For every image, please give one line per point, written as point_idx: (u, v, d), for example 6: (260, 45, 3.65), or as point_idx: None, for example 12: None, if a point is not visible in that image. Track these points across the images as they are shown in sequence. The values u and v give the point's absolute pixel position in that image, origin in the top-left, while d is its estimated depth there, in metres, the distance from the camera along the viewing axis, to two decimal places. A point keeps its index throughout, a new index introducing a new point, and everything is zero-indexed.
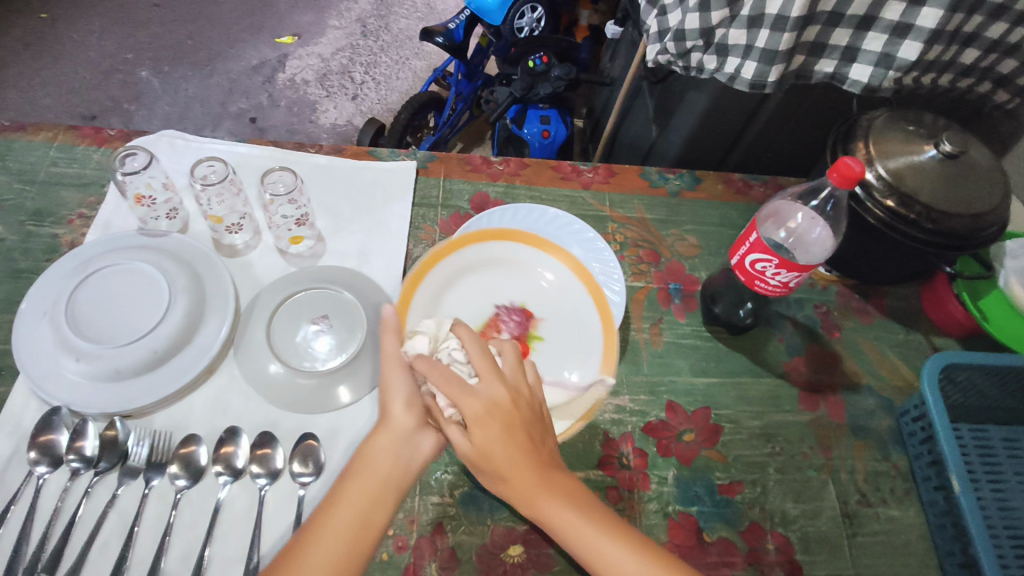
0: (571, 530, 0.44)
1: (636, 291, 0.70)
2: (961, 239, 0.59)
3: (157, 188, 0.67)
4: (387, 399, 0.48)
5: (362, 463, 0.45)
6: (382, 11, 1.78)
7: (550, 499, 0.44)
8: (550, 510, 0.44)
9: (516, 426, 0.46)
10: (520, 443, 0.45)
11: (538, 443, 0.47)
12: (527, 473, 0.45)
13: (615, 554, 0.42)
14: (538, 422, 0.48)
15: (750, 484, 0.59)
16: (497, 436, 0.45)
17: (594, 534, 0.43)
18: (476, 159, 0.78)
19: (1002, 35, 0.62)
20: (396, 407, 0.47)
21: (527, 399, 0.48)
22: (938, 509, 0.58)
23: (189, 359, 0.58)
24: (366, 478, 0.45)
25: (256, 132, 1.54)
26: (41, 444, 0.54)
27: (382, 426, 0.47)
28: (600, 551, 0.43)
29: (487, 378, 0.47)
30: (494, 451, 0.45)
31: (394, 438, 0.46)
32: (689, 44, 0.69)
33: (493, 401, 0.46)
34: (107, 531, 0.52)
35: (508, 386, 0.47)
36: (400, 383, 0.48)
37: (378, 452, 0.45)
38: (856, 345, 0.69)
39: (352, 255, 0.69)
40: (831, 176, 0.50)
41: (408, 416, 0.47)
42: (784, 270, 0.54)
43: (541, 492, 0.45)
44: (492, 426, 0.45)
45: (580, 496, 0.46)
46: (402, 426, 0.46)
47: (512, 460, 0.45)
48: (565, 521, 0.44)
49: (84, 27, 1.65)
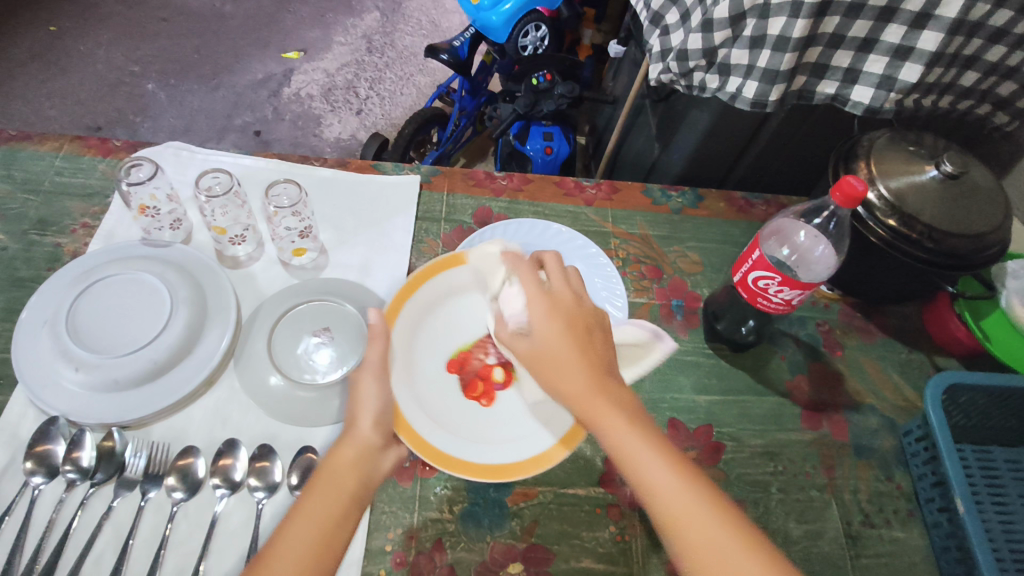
0: (615, 431, 0.46)
1: (639, 306, 0.70)
2: (962, 260, 0.59)
3: (162, 199, 0.68)
4: (357, 412, 0.50)
5: (325, 478, 0.46)
6: (387, 28, 1.80)
7: (601, 397, 0.47)
8: (599, 411, 0.46)
9: (576, 327, 0.50)
10: (580, 344, 0.49)
11: (598, 347, 0.50)
12: (579, 374, 0.48)
13: (652, 463, 0.44)
14: (602, 334, 0.51)
15: (752, 503, 0.59)
16: (557, 330, 0.49)
17: (631, 437, 0.45)
18: (480, 174, 0.79)
19: (1001, 58, 0.62)
20: (365, 422, 0.49)
21: (593, 313, 0.52)
22: (942, 531, 0.57)
23: (189, 371, 0.57)
24: (329, 488, 0.45)
25: (260, 145, 1.55)
26: (37, 454, 0.53)
27: (347, 437, 0.48)
28: (636, 451, 0.45)
29: (557, 287, 0.52)
30: (552, 344, 0.49)
31: (358, 451, 0.48)
32: (691, 64, 0.69)
33: (557, 304, 0.51)
34: (102, 543, 0.51)
35: (577, 298, 0.52)
36: (371, 396, 0.51)
37: (345, 462, 0.47)
38: (859, 364, 0.69)
39: (355, 268, 0.68)
40: (834, 195, 0.51)
41: (375, 433, 0.49)
42: (787, 288, 0.54)
43: (593, 390, 0.47)
44: (558, 326, 0.50)
45: (630, 404, 0.47)
46: (369, 442, 0.48)
47: (571, 360, 0.48)
48: (615, 427, 0.46)
49: (92, 39, 1.67)
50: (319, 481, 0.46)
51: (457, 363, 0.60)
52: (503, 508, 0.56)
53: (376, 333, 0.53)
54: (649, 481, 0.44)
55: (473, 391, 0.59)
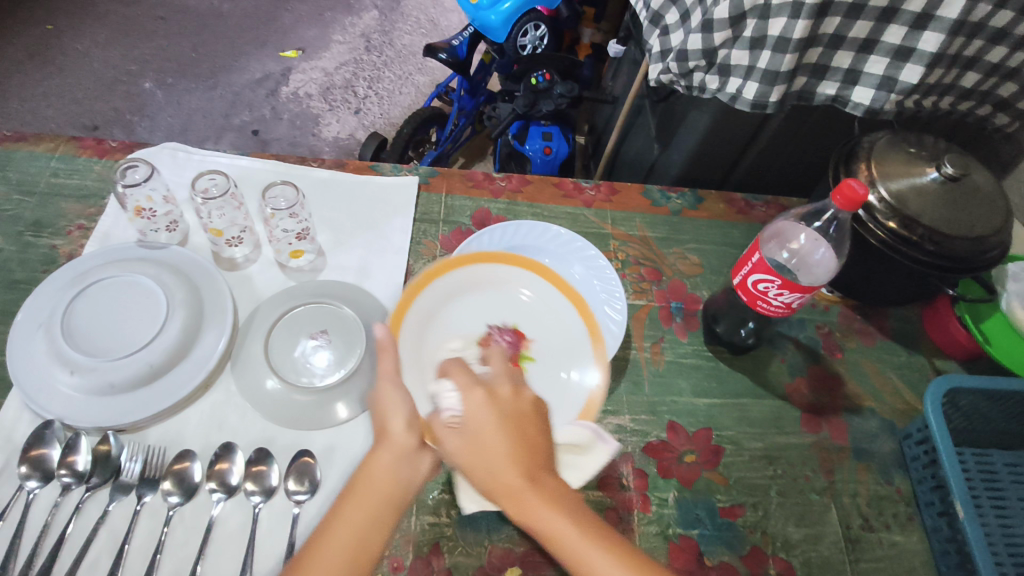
0: (560, 536, 0.42)
1: (638, 309, 0.70)
2: (963, 262, 0.59)
3: (158, 201, 0.67)
4: (388, 413, 0.48)
5: (361, 485, 0.45)
6: (386, 26, 1.79)
7: (539, 499, 0.43)
8: (540, 515, 0.43)
9: (511, 419, 0.46)
10: (513, 439, 0.45)
11: (533, 439, 0.46)
12: (516, 471, 0.44)
13: (603, 568, 0.41)
14: (538, 423, 0.47)
15: (751, 507, 0.59)
16: (491, 425, 0.45)
17: (581, 542, 0.42)
18: (478, 175, 0.78)
19: (1002, 59, 0.62)
20: (397, 423, 0.47)
21: (532, 401, 0.48)
22: (941, 535, 0.57)
23: (185, 374, 0.57)
24: (366, 495, 0.45)
25: (258, 144, 1.55)
26: (32, 458, 0.53)
27: (383, 443, 0.47)
28: (584, 555, 0.42)
29: (496, 374, 0.49)
30: (484, 444, 0.45)
31: (394, 455, 0.46)
32: (691, 64, 0.69)
33: (494, 393, 0.47)
34: (97, 548, 0.51)
35: (513, 386, 0.48)
36: (400, 401, 0.48)
37: (381, 469, 0.46)
38: (859, 366, 0.69)
39: (353, 270, 0.68)
40: (835, 198, 0.50)
41: (409, 435, 0.47)
42: (787, 291, 0.54)
43: (529, 492, 0.43)
44: (491, 416, 0.45)
45: (572, 502, 0.44)
46: (404, 445, 0.47)
47: (507, 458, 0.44)
48: (559, 531, 0.42)
49: (89, 38, 1.66)
50: (356, 486, 0.45)
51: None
52: (501, 512, 0.56)
53: (385, 347, 0.51)
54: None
55: None
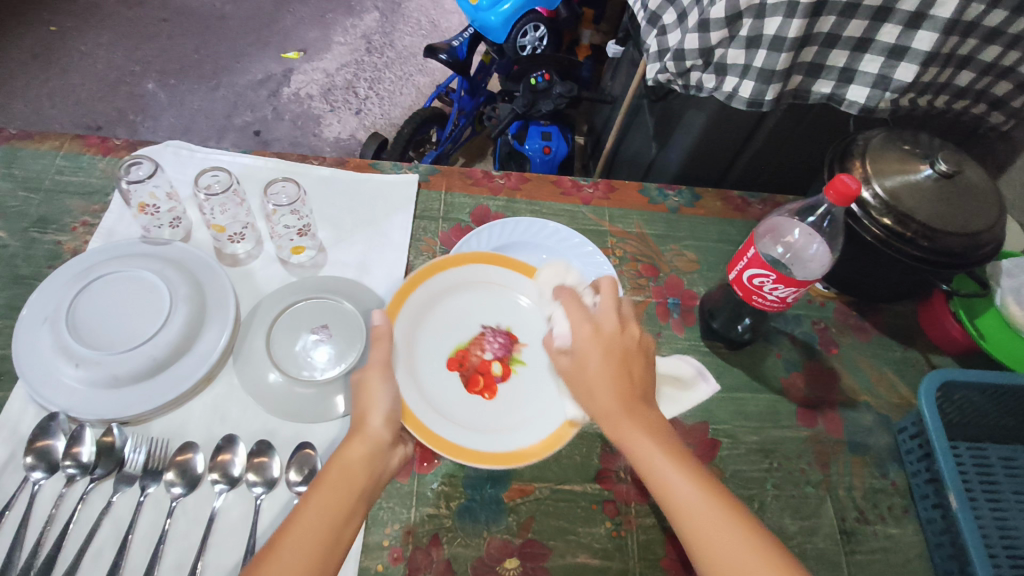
0: (648, 458, 0.45)
1: (635, 304, 0.70)
2: (957, 257, 0.59)
3: (162, 197, 0.68)
4: (367, 408, 0.50)
5: (336, 474, 0.46)
6: (387, 27, 1.81)
7: (630, 423, 0.46)
8: (631, 437, 0.46)
9: (616, 353, 0.49)
10: (619, 368, 0.48)
11: (636, 371, 0.49)
12: (611, 396, 0.48)
13: (679, 487, 0.43)
14: (642, 358, 0.50)
15: (748, 499, 0.59)
16: (596, 356, 0.49)
17: (661, 462, 0.44)
18: (478, 173, 0.79)
19: (995, 58, 0.63)
20: (376, 418, 0.49)
21: (636, 338, 0.51)
22: (936, 527, 0.58)
23: (188, 367, 0.58)
24: (339, 485, 0.45)
25: (260, 144, 1.56)
26: (38, 449, 0.54)
27: (358, 435, 0.48)
28: (666, 478, 0.44)
29: (605, 309, 0.52)
30: (589, 370, 0.49)
31: (369, 446, 0.48)
32: (689, 63, 0.70)
33: (601, 329, 0.50)
34: (102, 538, 0.51)
35: (621, 322, 0.51)
36: (383, 396, 0.50)
37: (356, 460, 0.47)
38: (855, 361, 0.69)
39: (354, 266, 0.69)
40: (828, 193, 0.51)
41: (386, 430, 0.49)
42: (782, 285, 0.55)
43: (621, 415, 0.47)
44: (597, 350, 0.49)
45: (659, 428, 0.47)
46: (379, 438, 0.48)
47: (606, 385, 0.48)
48: (643, 451, 0.45)
49: (92, 39, 1.67)
50: (330, 475, 0.46)
51: (456, 360, 0.60)
52: (499, 504, 0.56)
53: (381, 334, 0.53)
54: (678, 506, 0.43)
55: (475, 386, 0.59)
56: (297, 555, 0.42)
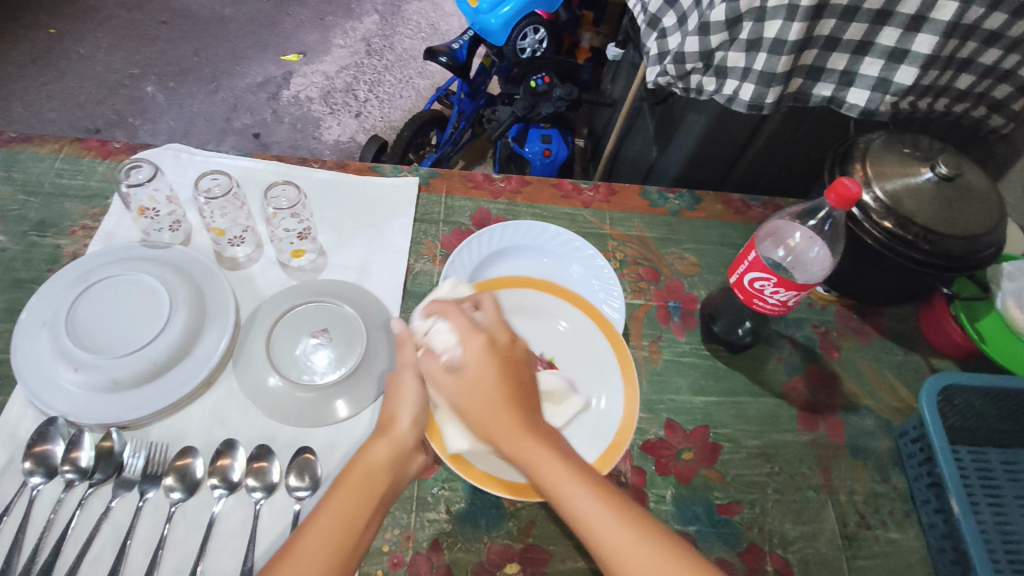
0: (550, 472, 0.44)
1: (636, 308, 0.70)
2: (958, 260, 0.59)
3: (162, 201, 0.68)
4: (397, 409, 0.50)
5: (359, 474, 0.46)
6: (387, 30, 1.81)
7: (530, 439, 0.45)
8: (531, 453, 0.44)
9: (510, 366, 0.47)
10: (510, 383, 0.46)
11: (523, 381, 0.47)
12: (506, 414, 0.45)
13: (583, 499, 0.43)
14: (528, 367, 0.49)
15: (749, 504, 0.59)
16: (489, 372, 0.46)
17: (563, 474, 0.44)
18: (478, 176, 0.79)
19: (996, 61, 0.63)
20: (404, 421, 0.49)
21: (524, 348, 0.49)
22: (937, 531, 0.58)
23: (188, 371, 0.58)
24: (362, 486, 0.46)
25: (259, 147, 1.56)
26: (37, 454, 0.54)
27: (384, 434, 0.49)
28: (570, 493, 0.43)
29: (493, 322, 0.49)
30: (483, 386, 0.45)
31: (393, 449, 0.48)
32: (689, 66, 0.70)
33: (492, 339, 0.47)
34: (100, 543, 0.51)
35: (510, 334, 0.49)
36: (413, 397, 0.50)
37: (380, 461, 0.47)
38: (856, 365, 0.69)
39: (354, 270, 0.69)
40: (829, 196, 0.51)
41: (413, 433, 0.49)
42: (783, 289, 0.54)
43: (520, 431, 0.45)
44: (490, 363, 0.46)
45: (557, 440, 0.46)
46: (405, 442, 0.49)
47: (501, 402, 0.45)
48: (546, 467, 0.44)
49: (92, 42, 1.67)
50: (352, 475, 0.46)
51: None
52: (500, 509, 0.56)
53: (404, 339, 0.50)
54: (583, 519, 0.43)
55: None
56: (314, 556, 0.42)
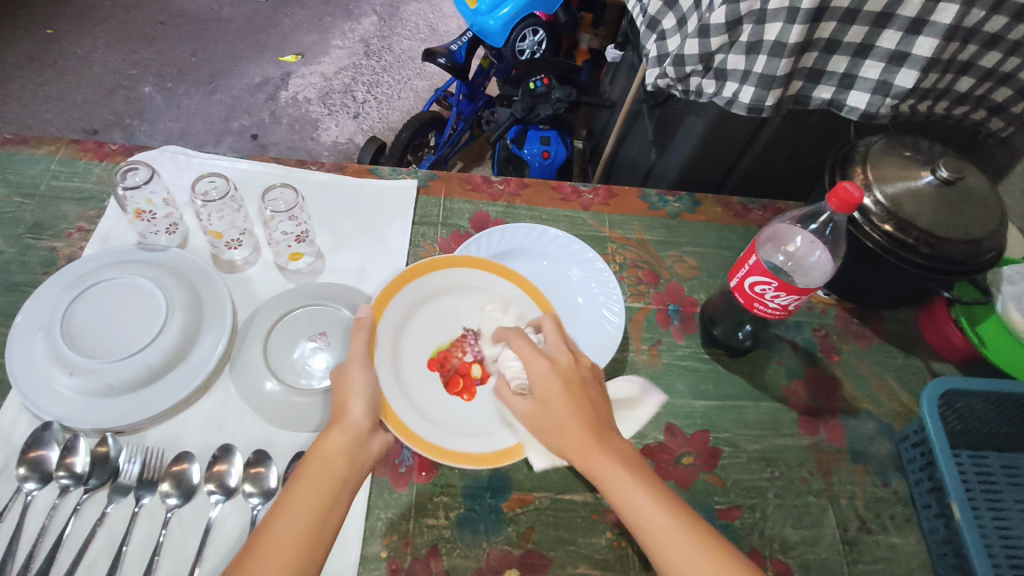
0: (616, 484, 0.44)
1: (635, 311, 0.70)
2: (959, 264, 0.59)
3: (158, 203, 0.67)
4: (349, 397, 0.49)
5: (317, 465, 0.45)
6: (385, 31, 1.80)
7: (599, 450, 0.45)
8: (599, 462, 0.45)
9: (573, 384, 0.48)
10: (579, 401, 0.47)
11: (592, 399, 0.49)
12: (579, 427, 0.46)
13: (649, 511, 0.43)
14: (595, 385, 0.50)
15: (749, 509, 0.59)
16: (556, 390, 0.48)
17: (629, 486, 0.44)
18: (477, 178, 0.79)
19: (996, 64, 0.62)
20: (358, 407, 0.49)
21: (587, 366, 0.51)
22: (938, 536, 0.57)
23: (184, 376, 0.57)
24: (319, 475, 0.45)
25: (257, 148, 1.55)
26: (31, 459, 0.53)
27: (338, 423, 0.48)
28: (640, 505, 0.43)
29: (553, 344, 0.51)
30: (550, 404, 0.48)
31: (350, 437, 0.47)
32: (688, 69, 0.70)
33: (555, 361, 0.50)
34: (95, 550, 0.51)
35: (571, 353, 0.51)
36: (366, 385, 0.50)
37: (336, 449, 0.46)
38: (855, 368, 0.69)
39: (352, 273, 0.68)
40: (831, 201, 0.51)
41: (368, 419, 0.49)
42: (784, 293, 0.54)
43: (591, 443, 0.46)
44: (557, 384, 0.48)
45: (626, 452, 0.46)
46: (361, 428, 0.48)
47: (573, 420, 0.46)
48: (616, 481, 0.44)
49: (89, 42, 1.67)
50: (310, 466, 0.45)
51: (436, 360, 0.59)
52: (499, 514, 0.56)
53: (363, 325, 0.55)
54: (649, 532, 0.42)
55: (454, 387, 0.58)
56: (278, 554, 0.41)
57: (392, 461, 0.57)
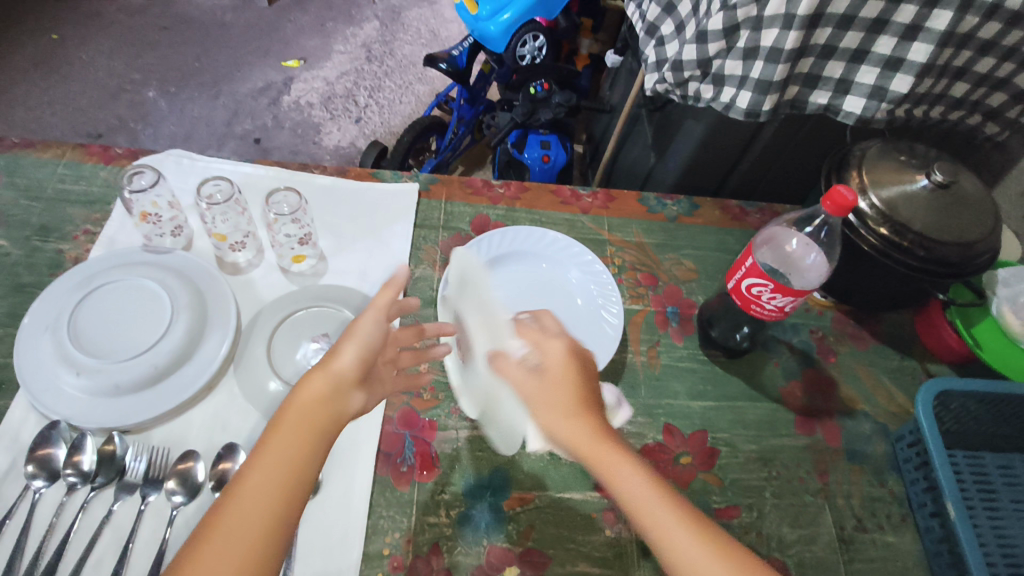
0: (630, 492, 0.42)
1: (634, 313, 0.71)
2: (954, 267, 0.60)
3: (163, 206, 0.69)
4: (341, 343, 0.46)
5: (295, 413, 0.42)
6: (387, 37, 1.82)
7: (613, 459, 0.43)
8: (614, 470, 0.43)
9: (576, 389, 0.46)
10: (586, 409, 0.45)
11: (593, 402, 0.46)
12: (586, 434, 0.44)
13: (667, 518, 0.41)
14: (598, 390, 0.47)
15: (746, 508, 0.59)
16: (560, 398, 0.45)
17: (644, 493, 0.42)
18: (478, 182, 0.79)
19: (990, 69, 0.63)
20: (347, 355, 0.45)
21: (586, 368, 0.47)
22: (934, 535, 0.58)
23: (188, 376, 0.58)
24: (298, 422, 0.42)
25: (260, 152, 1.56)
26: (39, 457, 0.54)
27: (321, 369, 0.45)
28: (657, 513, 0.41)
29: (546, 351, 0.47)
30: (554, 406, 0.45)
31: (331, 384, 0.44)
32: (686, 74, 0.71)
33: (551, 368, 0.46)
34: (101, 546, 0.51)
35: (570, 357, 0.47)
36: (364, 335, 0.46)
37: (317, 396, 0.43)
38: (852, 370, 0.70)
39: (354, 275, 0.69)
40: (825, 204, 0.52)
41: (356, 369, 0.45)
42: (779, 295, 0.55)
43: (602, 449, 0.43)
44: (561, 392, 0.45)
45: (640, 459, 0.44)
46: (343, 375, 0.45)
47: (582, 428, 0.44)
48: (631, 491, 0.42)
49: (94, 47, 1.68)
50: (289, 414, 0.43)
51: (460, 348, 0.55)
52: (500, 513, 0.57)
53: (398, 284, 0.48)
54: (667, 541, 0.40)
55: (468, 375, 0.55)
56: (257, 511, 0.39)
57: (394, 460, 0.58)
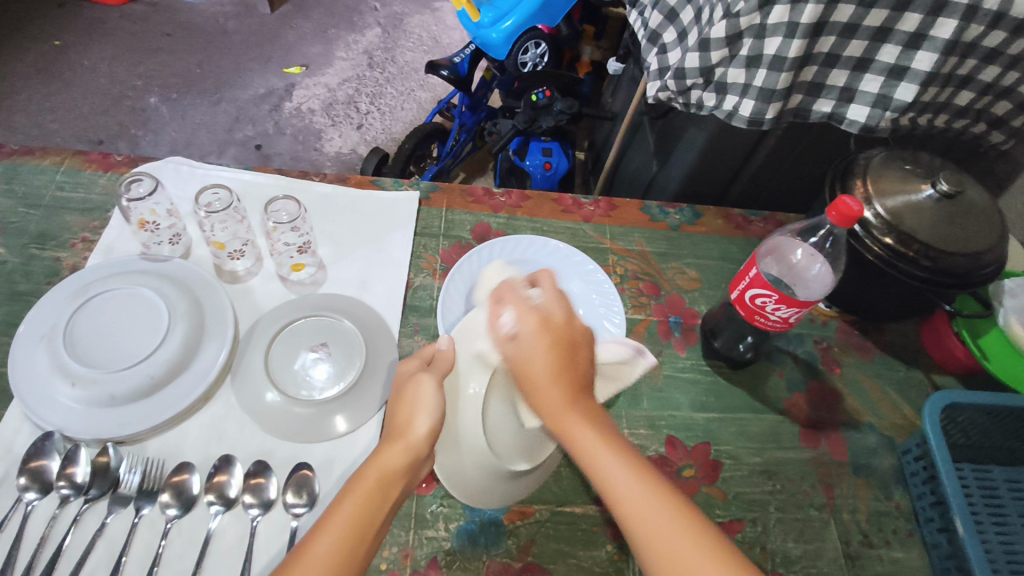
0: (587, 450, 0.43)
1: (636, 323, 0.70)
2: (959, 278, 0.59)
3: (162, 214, 0.68)
4: (415, 410, 0.47)
5: (374, 480, 0.44)
6: (388, 43, 1.82)
7: (572, 415, 0.45)
8: (572, 426, 0.44)
9: (560, 346, 0.47)
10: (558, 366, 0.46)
11: (575, 367, 0.47)
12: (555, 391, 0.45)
13: (623, 480, 0.42)
14: (584, 351, 0.48)
15: (750, 522, 0.58)
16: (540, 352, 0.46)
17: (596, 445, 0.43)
18: (479, 191, 0.79)
19: (996, 78, 0.63)
20: (422, 425, 0.46)
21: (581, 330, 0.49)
22: (941, 551, 0.57)
23: (185, 386, 0.57)
24: (375, 493, 0.43)
25: (261, 158, 1.56)
26: (32, 469, 0.53)
27: (398, 438, 0.46)
28: (612, 476, 0.42)
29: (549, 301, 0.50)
30: (536, 354, 0.47)
31: (408, 457, 0.45)
32: (689, 82, 0.70)
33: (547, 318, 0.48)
34: (94, 560, 0.51)
35: (568, 312, 0.49)
36: (430, 399, 0.47)
37: (394, 468, 0.45)
38: (857, 382, 0.69)
39: (353, 283, 0.69)
40: (831, 214, 0.51)
41: (428, 442, 0.46)
42: (784, 306, 0.54)
43: (566, 408, 0.45)
44: (545, 345, 0.47)
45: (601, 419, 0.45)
46: (419, 450, 0.46)
47: (546, 381, 0.46)
48: (588, 448, 0.43)
49: (96, 54, 1.69)
50: (366, 479, 0.44)
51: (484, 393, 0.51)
52: (500, 526, 0.56)
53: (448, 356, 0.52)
54: (621, 501, 0.41)
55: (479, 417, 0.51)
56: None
57: None
